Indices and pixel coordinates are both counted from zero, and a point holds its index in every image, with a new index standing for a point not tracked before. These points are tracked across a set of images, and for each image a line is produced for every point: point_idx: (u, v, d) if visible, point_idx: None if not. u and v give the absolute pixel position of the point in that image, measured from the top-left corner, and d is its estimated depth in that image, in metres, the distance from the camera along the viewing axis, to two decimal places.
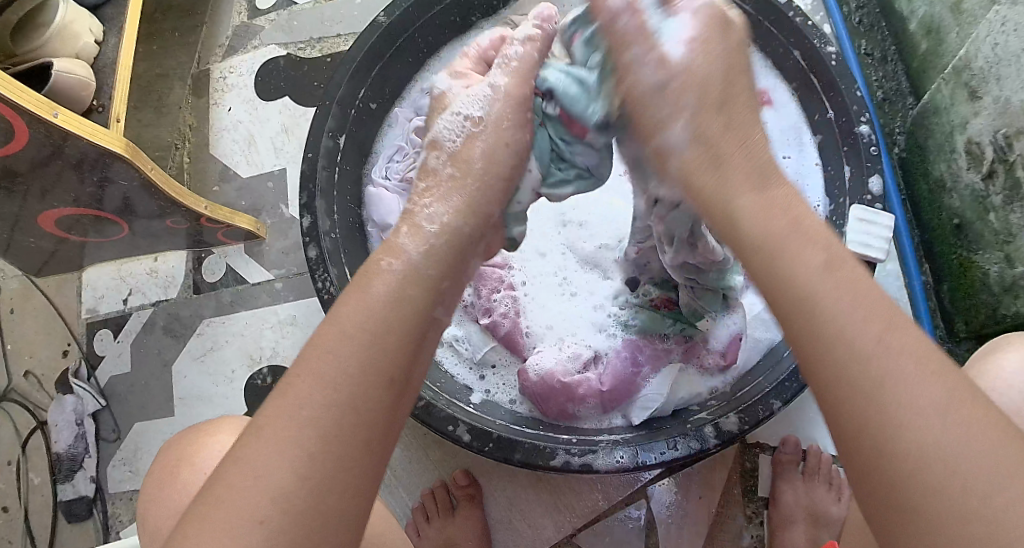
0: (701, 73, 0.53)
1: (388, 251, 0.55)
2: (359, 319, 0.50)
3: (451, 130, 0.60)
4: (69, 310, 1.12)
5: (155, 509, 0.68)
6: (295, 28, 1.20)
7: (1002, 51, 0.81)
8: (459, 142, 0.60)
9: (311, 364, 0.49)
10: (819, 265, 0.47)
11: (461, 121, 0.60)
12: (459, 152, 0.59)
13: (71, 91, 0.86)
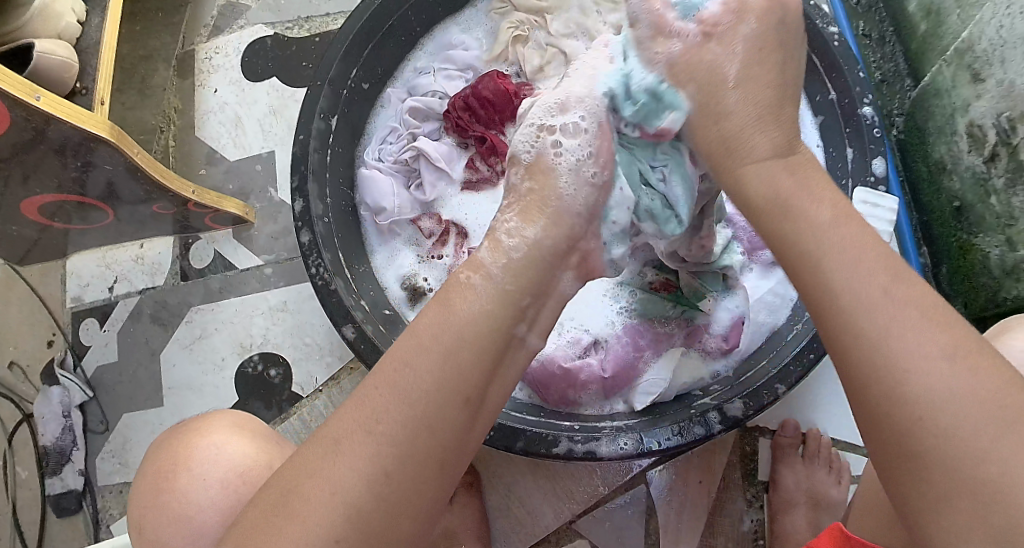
0: (724, 41, 0.54)
1: (467, 265, 0.55)
2: (434, 329, 0.51)
3: (528, 142, 0.58)
4: (53, 299, 1.09)
5: (155, 520, 0.66)
6: (282, 7, 1.16)
7: (1007, 33, 0.80)
8: (532, 153, 0.58)
9: (387, 371, 0.50)
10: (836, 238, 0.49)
11: (534, 132, 0.58)
12: (534, 162, 0.58)
13: (54, 73, 0.83)
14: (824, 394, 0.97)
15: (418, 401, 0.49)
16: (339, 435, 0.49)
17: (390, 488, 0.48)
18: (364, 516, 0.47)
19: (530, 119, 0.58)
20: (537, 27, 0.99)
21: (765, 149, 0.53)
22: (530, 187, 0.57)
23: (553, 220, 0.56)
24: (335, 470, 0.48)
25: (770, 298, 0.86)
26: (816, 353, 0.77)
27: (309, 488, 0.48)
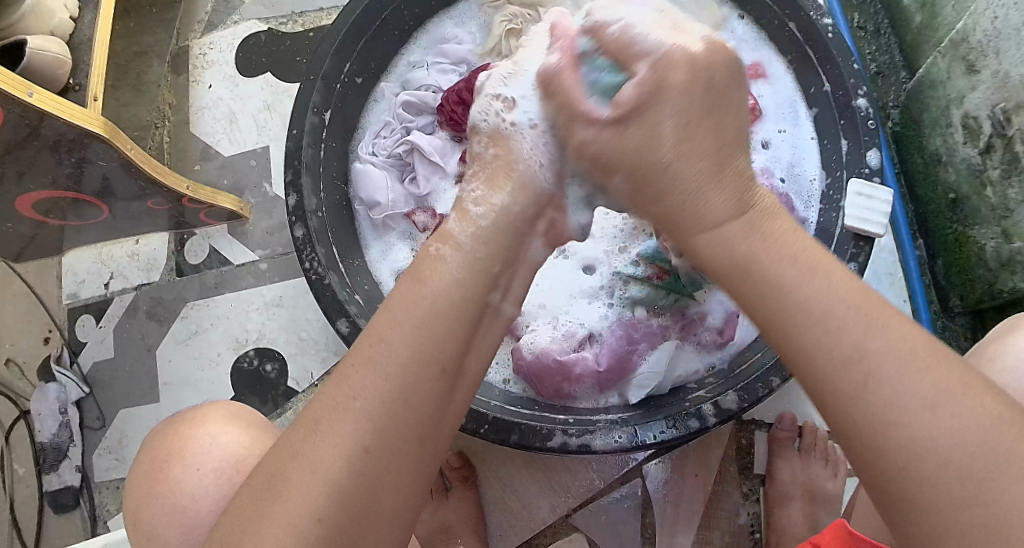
0: (644, 121, 0.55)
1: (438, 238, 0.56)
2: (409, 303, 0.51)
3: (490, 114, 0.62)
4: (49, 296, 1.09)
5: (148, 508, 0.66)
6: (276, 3, 1.16)
7: (1001, 24, 0.80)
8: (491, 123, 0.61)
9: (364, 350, 0.50)
10: (793, 277, 0.50)
11: (493, 102, 0.62)
12: (494, 133, 0.61)
13: (46, 70, 0.83)
14: None
15: (392, 377, 0.49)
16: (319, 425, 0.49)
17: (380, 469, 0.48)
18: (347, 498, 0.47)
19: (490, 90, 0.62)
20: (530, 20, 0.98)
21: (723, 212, 0.54)
22: (496, 154, 0.61)
23: (521, 185, 0.59)
24: (318, 475, 0.47)
25: None
26: None
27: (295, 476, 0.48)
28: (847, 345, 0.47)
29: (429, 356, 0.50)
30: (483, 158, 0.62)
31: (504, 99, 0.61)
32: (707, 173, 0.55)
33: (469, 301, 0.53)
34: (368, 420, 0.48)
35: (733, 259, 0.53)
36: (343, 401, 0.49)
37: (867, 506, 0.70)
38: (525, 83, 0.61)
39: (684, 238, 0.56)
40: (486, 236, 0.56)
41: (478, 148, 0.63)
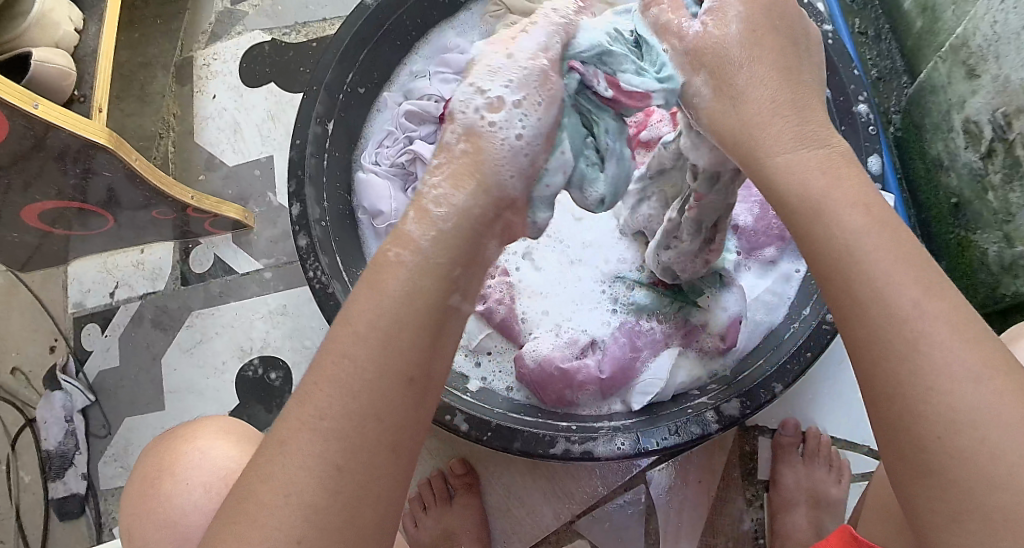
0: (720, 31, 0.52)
1: (395, 240, 0.51)
2: (371, 316, 0.48)
3: (468, 106, 0.53)
4: (55, 304, 1.10)
5: (142, 523, 0.68)
6: (279, 13, 1.17)
7: (1001, 29, 0.80)
8: (471, 115, 0.53)
9: (327, 369, 0.47)
10: (858, 226, 0.46)
11: (474, 92, 0.53)
12: (473, 128, 0.53)
13: (52, 81, 0.83)
14: (824, 392, 0.97)
15: (358, 397, 0.46)
16: (285, 444, 0.46)
17: (356, 482, 0.46)
18: (329, 511, 0.45)
19: (474, 79, 0.54)
20: None
21: (789, 138, 0.49)
22: (466, 153, 0.53)
23: (484, 187, 0.52)
24: (288, 500, 0.45)
25: (768, 297, 0.86)
26: (813, 350, 0.77)
27: (266, 496, 0.45)
28: (906, 307, 0.44)
29: (396, 366, 0.47)
30: (453, 152, 0.53)
31: (489, 93, 0.53)
32: (774, 91, 0.50)
33: (432, 307, 0.49)
34: (332, 432, 0.46)
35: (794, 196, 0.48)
36: (307, 417, 0.46)
37: (873, 514, 0.69)
38: (515, 81, 0.53)
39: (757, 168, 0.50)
40: (451, 243, 0.51)
41: (447, 139, 0.54)
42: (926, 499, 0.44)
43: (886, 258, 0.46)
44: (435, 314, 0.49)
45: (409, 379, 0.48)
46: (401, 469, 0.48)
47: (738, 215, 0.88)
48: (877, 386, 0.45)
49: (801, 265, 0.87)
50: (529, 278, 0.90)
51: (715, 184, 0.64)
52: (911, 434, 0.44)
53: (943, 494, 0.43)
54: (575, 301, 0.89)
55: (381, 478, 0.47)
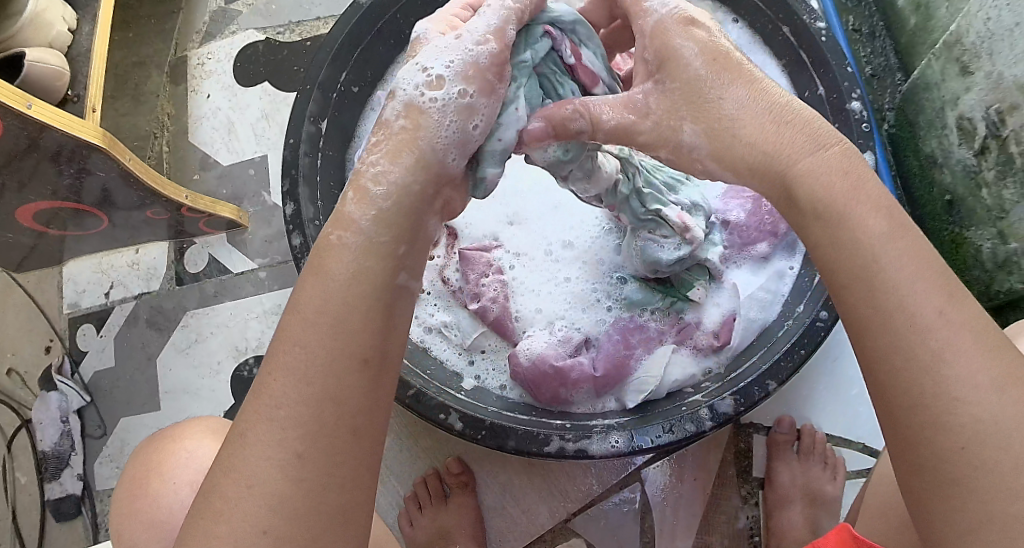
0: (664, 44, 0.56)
1: (336, 224, 0.52)
2: (318, 303, 0.50)
3: (410, 83, 0.53)
4: (50, 305, 1.10)
5: (130, 525, 0.69)
6: (273, 12, 1.17)
7: (994, 25, 0.81)
8: (414, 93, 0.53)
9: (278, 358, 0.49)
10: (884, 232, 0.49)
11: (420, 71, 0.53)
12: (416, 106, 0.53)
13: (45, 81, 0.83)
14: (819, 390, 0.97)
15: (313, 383, 0.48)
16: (246, 440, 0.48)
17: (321, 469, 0.48)
18: (297, 500, 0.47)
19: (421, 57, 0.54)
20: None
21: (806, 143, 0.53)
22: (405, 129, 0.53)
23: (423, 163, 0.53)
24: (252, 489, 0.47)
25: (761, 294, 0.86)
26: (806, 348, 0.77)
27: (229, 489, 0.47)
28: (931, 316, 0.47)
29: (348, 352, 0.49)
30: (392, 128, 0.53)
31: (432, 70, 0.53)
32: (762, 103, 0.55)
33: (379, 287, 0.51)
34: (290, 420, 0.48)
35: (816, 207, 0.51)
36: (265, 407, 0.48)
37: (873, 511, 0.69)
38: (459, 61, 0.54)
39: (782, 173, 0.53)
40: (391, 222, 0.52)
41: (386, 115, 0.54)
42: (945, 510, 0.46)
43: (907, 270, 0.48)
44: (377, 300, 0.51)
45: (364, 359, 0.50)
46: (363, 450, 0.50)
47: (729, 211, 0.88)
48: (897, 399, 0.48)
49: (794, 262, 0.87)
50: (515, 272, 0.90)
51: (616, 196, 0.77)
52: (932, 448, 0.46)
53: (963, 507, 0.46)
54: (564, 295, 0.89)
55: (350, 466, 0.49)
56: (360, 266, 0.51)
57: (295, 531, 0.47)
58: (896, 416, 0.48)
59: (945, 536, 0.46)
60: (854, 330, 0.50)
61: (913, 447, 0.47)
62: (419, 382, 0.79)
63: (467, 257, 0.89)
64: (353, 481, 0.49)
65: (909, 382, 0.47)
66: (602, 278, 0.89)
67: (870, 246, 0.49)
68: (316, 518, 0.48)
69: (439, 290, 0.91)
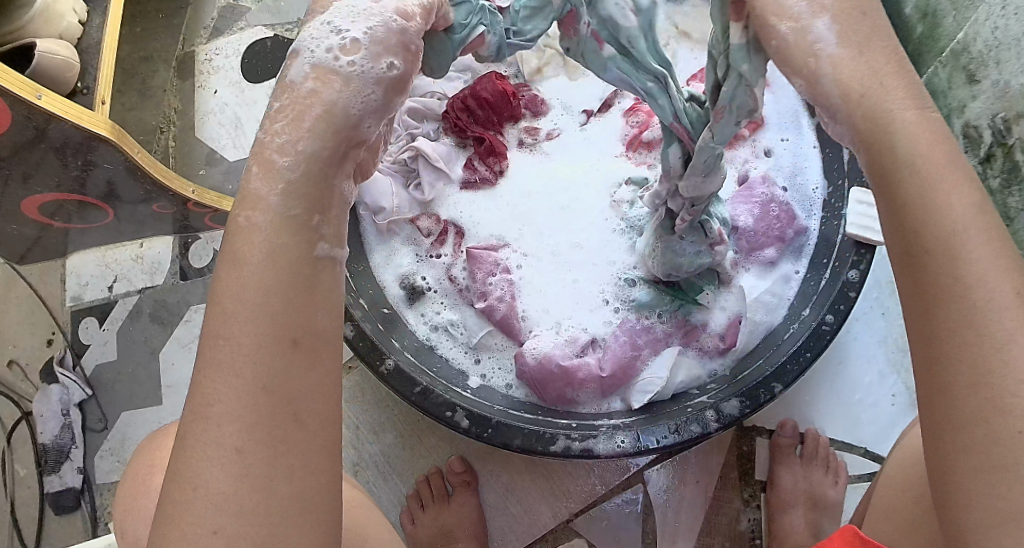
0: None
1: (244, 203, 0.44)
2: (236, 289, 0.42)
3: (317, 40, 0.44)
4: (53, 298, 1.10)
5: (135, 521, 0.69)
6: (282, 9, 1.17)
7: (1002, 34, 0.83)
8: (323, 56, 0.44)
9: (209, 352, 0.42)
10: (973, 202, 0.43)
11: (334, 33, 0.44)
12: (328, 68, 0.44)
13: (56, 73, 0.83)
14: (823, 395, 0.97)
15: (242, 373, 0.42)
16: (185, 444, 0.42)
17: (265, 461, 0.42)
18: (247, 498, 0.42)
19: (332, 15, 0.45)
20: None
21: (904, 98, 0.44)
22: (315, 94, 0.44)
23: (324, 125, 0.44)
24: (198, 494, 0.41)
25: (767, 297, 0.86)
26: (812, 351, 0.78)
27: (177, 494, 0.42)
28: (1008, 295, 0.43)
29: (270, 332, 0.42)
30: (299, 93, 0.44)
31: (341, 28, 0.44)
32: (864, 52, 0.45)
33: (293, 263, 0.44)
34: (226, 416, 0.42)
35: (915, 159, 0.43)
36: (199, 408, 0.42)
37: (882, 514, 0.69)
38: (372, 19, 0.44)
39: (883, 119, 0.44)
40: (314, 197, 0.44)
41: (291, 73, 0.45)
42: (987, 496, 0.43)
43: (987, 249, 0.43)
44: (298, 271, 0.44)
45: (294, 340, 0.43)
46: (314, 435, 0.44)
47: (738, 216, 0.89)
48: (955, 378, 0.43)
49: (800, 266, 0.88)
50: (524, 269, 0.91)
51: (695, 232, 0.75)
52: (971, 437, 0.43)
53: (1010, 492, 0.42)
54: (573, 295, 0.89)
55: (302, 451, 0.43)
56: (272, 249, 0.43)
57: (244, 530, 0.41)
58: (935, 398, 0.44)
59: (977, 527, 0.43)
60: (918, 298, 0.44)
61: (957, 429, 0.43)
62: (427, 380, 0.80)
63: (475, 256, 0.89)
64: (303, 468, 0.43)
65: (964, 358, 0.43)
66: (610, 278, 0.89)
67: (963, 214, 0.43)
68: (267, 514, 0.42)
69: (447, 288, 0.91)
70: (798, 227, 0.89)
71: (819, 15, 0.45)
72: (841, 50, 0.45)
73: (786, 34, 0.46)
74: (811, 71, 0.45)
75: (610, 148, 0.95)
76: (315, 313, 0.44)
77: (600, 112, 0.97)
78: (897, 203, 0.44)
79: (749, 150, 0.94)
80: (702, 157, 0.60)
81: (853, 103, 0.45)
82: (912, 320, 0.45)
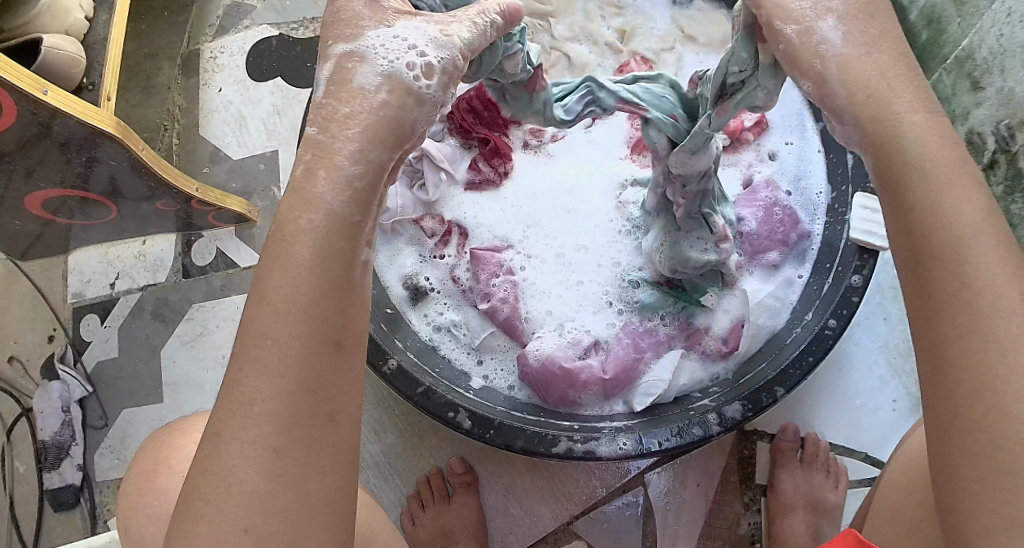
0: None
1: (305, 206, 0.47)
2: (285, 290, 0.46)
3: (387, 50, 0.49)
4: (55, 294, 1.09)
5: (139, 516, 0.69)
6: (288, 8, 1.17)
7: (1007, 41, 0.83)
8: (391, 66, 0.49)
9: (249, 351, 0.46)
10: (980, 207, 0.45)
11: (406, 47, 0.49)
12: (394, 79, 0.49)
13: (62, 68, 0.83)
14: (824, 399, 0.97)
15: (288, 375, 0.46)
16: (220, 435, 0.46)
17: (298, 463, 0.46)
18: (277, 496, 0.46)
19: (401, 31, 0.50)
20: (541, 30, 1.02)
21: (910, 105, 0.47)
22: (387, 103, 0.48)
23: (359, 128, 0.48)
24: (231, 491, 0.45)
25: (770, 301, 0.86)
26: (814, 356, 0.78)
27: (210, 489, 0.46)
28: (1018, 301, 0.44)
29: (319, 335, 0.47)
30: (372, 101, 0.48)
31: (412, 42, 0.49)
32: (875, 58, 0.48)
33: (314, 271, 0.47)
34: (266, 417, 0.46)
35: (923, 163, 0.46)
36: (239, 405, 0.46)
37: (882, 518, 0.69)
38: (438, 44, 0.50)
39: (890, 123, 0.47)
40: (363, 200, 0.48)
41: (358, 81, 0.49)
42: (992, 501, 0.43)
43: (995, 254, 0.45)
44: (345, 278, 0.48)
45: (337, 343, 0.48)
46: (341, 437, 0.48)
47: (743, 219, 0.89)
48: (959, 384, 0.44)
49: (803, 270, 0.88)
50: (527, 271, 0.90)
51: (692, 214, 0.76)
52: (971, 443, 0.44)
53: (1015, 497, 0.43)
54: (576, 297, 0.89)
55: (329, 454, 0.48)
56: (321, 249, 0.47)
57: (275, 526, 0.46)
58: (939, 405, 0.46)
59: (979, 531, 0.44)
60: (925, 302, 0.46)
61: (960, 436, 0.44)
62: (429, 381, 0.80)
63: (478, 257, 0.89)
64: (331, 469, 0.48)
65: (969, 364, 0.44)
66: (613, 280, 0.89)
67: (970, 218, 0.45)
68: (296, 509, 0.46)
69: (450, 289, 0.92)
70: (802, 230, 0.89)
71: (823, 17, 0.49)
72: (849, 50, 0.48)
73: (791, 37, 0.49)
74: (818, 72, 0.49)
75: (614, 150, 0.95)
76: (355, 319, 0.49)
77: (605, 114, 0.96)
78: (903, 207, 0.46)
79: (752, 153, 0.95)
80: (693, 136, 0.62)
81: (860, 104, 0.48)
82: (914, 322, 0.47)
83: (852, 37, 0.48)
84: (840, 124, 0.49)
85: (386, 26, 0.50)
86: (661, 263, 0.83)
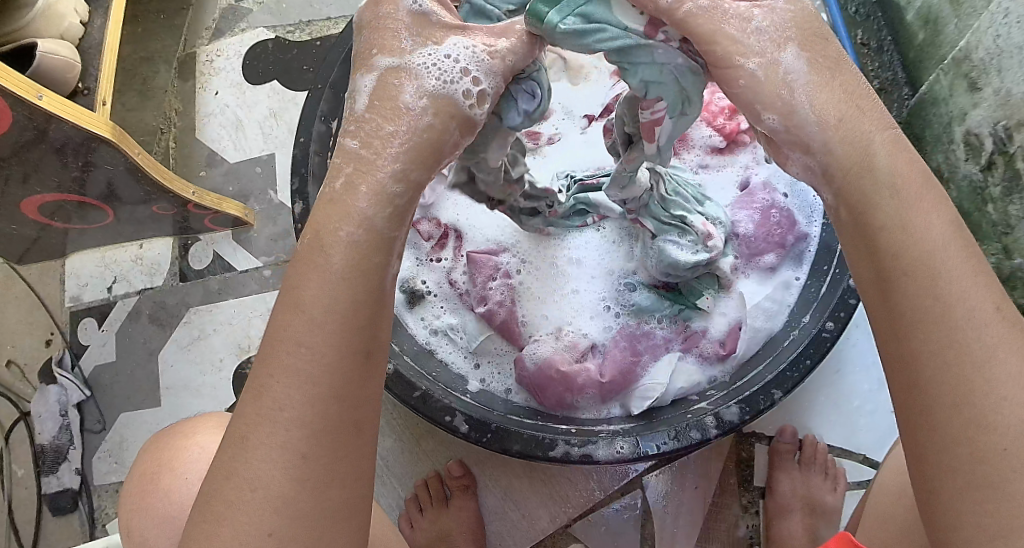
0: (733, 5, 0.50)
1: (345, 218, 0.47)
2: (326, 304, 0.46)
3: (440, 70, 0.48)
4: (52, 299, 1.09)
5: (141, 520, 0.69)
6: (284, 10, 1.17)
7: (1004, 42, 0.82)
8: (442, 85, 0.48)
9: (281, 358, 0.46)
10: (946, 223, 0.47)
11: (456, 69, 0.49)
12: (440, 94, 0.48)
13: (57, 74, 0.83)
14: (821, 401, 0.97)
15: (320, 383, 0.46)
16: (247, 440, 0.46)
17: (322, 467, 0.46)
18: (301, 501, 0.46)
19: (446, 47, 0.49)
20: None
21: (869, 127, 0.49)
22: (432, 125, 0.49)
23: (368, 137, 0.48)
24: (257, 494, 0.46)
25: (767, 303, 0.86)
26: (812, 359, 0.78)
27: (236, 493, 0.46)
28: (988, 311, 0.46)
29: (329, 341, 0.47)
30: (416, 122, 0.48)
31: (463, 64, 0.49)
32: (846, 90, 0.50)
33: (319, 278, 0.47)
34: (296, 423, 0.46)
35: (894, 181, 0.48)
36: (253, 411, 0.46)
37: (876, 519, 0.69)
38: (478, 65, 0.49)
39: (858, 146, 0.49)
40: (401, 216, 0.49)
41: (404, 99, 0.48)
42: (973, 514, 0.45)
43: (967, 267, 0.47)
44: (375, 290, 0.48)
45: (367, 354, 0.48)
46: (363, 444, 0.48)
47: (739, 221, 0.89)
48: (937, 399, 0.46)
49: (801, 272, 0.88)
50: (523, 272, 0.90)
51: (659, 218, 0.82)
52: (966, 450, 0.45)
53: (996, 508, 0.45)
54: (573, 300, 0.89)
55: (351, 461, 0.47)
56: (357, 262, 0.47)
57: (299, 531, 0.46)
58: (914, 420, 0.47)
59: (970, 538, 0.45)
60: (893, 325, 0.48)
61: (938, 450, 0.46)
62: (426, 386, 0.79)
63: (474, 260, 0.89)
64: (352, 475, 0.48)
65: (947, 378, 0.46)
66: (610, 284, 0.89)
67: (934, 236, 0.47)
68: (309, 514, 0.46)
69: (447, 293, 0.91)
70: (799, 233, 0.89)
71: (782, 48, 0.49)
72: (814, 79, 0.49)
73: (755, 70, 0.49)
74: (788, 105, 0.49)
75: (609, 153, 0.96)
76: (384, 331, 0.49)
77: (601, 116, 0.98)
78: (871, 227, 0.48)
79: (750, 155, 0.94)
80: (617, 176, 0.71)
81: (832, 131, 0.49)
82: (885, 338, 0.49)
83: (814, 65, 0.49)
84: (807, 155, 0.50)
85: (434, 44, 0.49)
86: (653, 268, 0.84)
